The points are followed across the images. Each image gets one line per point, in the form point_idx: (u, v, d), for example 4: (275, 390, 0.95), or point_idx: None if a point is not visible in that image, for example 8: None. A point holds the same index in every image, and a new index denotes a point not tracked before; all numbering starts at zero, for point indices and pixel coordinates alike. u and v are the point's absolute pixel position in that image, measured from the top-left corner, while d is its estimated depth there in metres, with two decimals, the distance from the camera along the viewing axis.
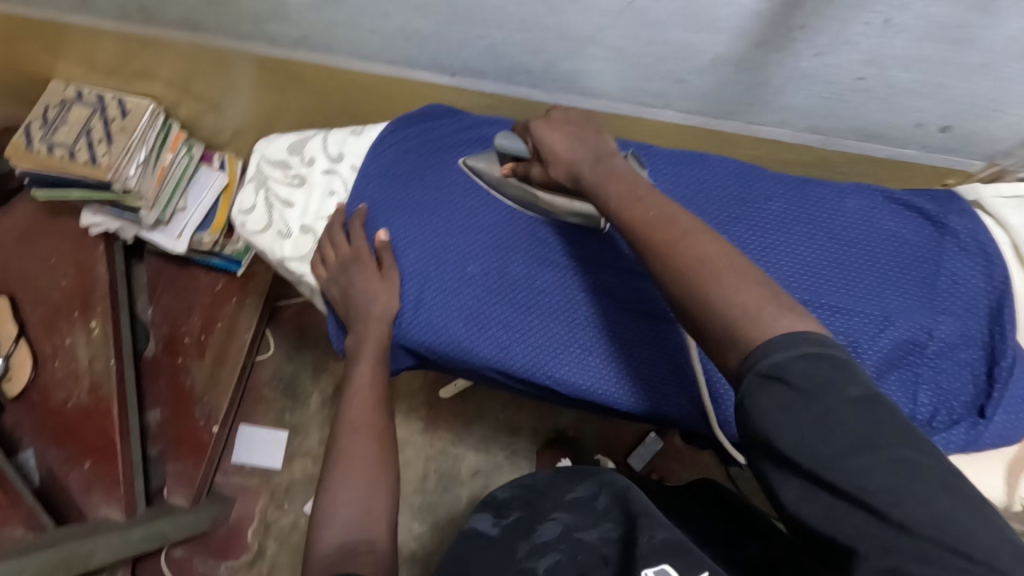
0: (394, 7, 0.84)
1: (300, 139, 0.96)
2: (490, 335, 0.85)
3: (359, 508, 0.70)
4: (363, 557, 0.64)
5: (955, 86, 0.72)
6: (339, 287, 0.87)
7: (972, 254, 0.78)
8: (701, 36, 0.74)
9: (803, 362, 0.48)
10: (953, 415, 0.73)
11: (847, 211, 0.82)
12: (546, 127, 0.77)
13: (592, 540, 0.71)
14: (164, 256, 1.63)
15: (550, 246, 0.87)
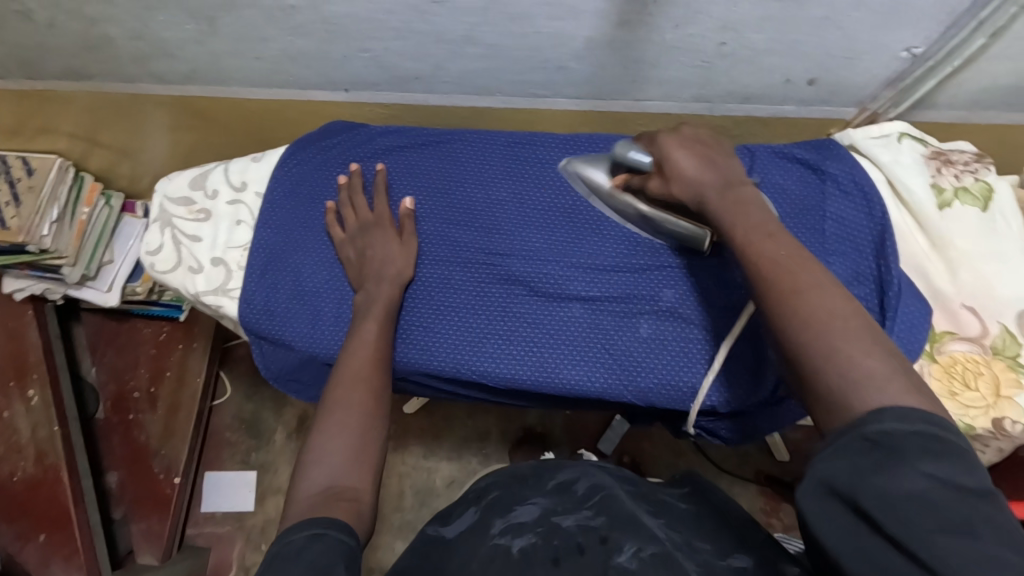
0: (271, 31, 0.84)
1: (201, 173, 0.95)
2: (413, 339, 0.85)
3: (350, 452, 0.68)
4: (344, 504, 0.63)
5: (807, 40, 0.77)
6: (356, 248, 0.85)
7: (853, 194, 0.82)
8: (566, 23, 0.77)
9: (904, 429, 0.43)
10: None
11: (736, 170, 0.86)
12: (675, 141, 0.72)
13: (567, 525, 0.70)
14: (102, 312, 1.58)
15: (463, 243, 0.87)
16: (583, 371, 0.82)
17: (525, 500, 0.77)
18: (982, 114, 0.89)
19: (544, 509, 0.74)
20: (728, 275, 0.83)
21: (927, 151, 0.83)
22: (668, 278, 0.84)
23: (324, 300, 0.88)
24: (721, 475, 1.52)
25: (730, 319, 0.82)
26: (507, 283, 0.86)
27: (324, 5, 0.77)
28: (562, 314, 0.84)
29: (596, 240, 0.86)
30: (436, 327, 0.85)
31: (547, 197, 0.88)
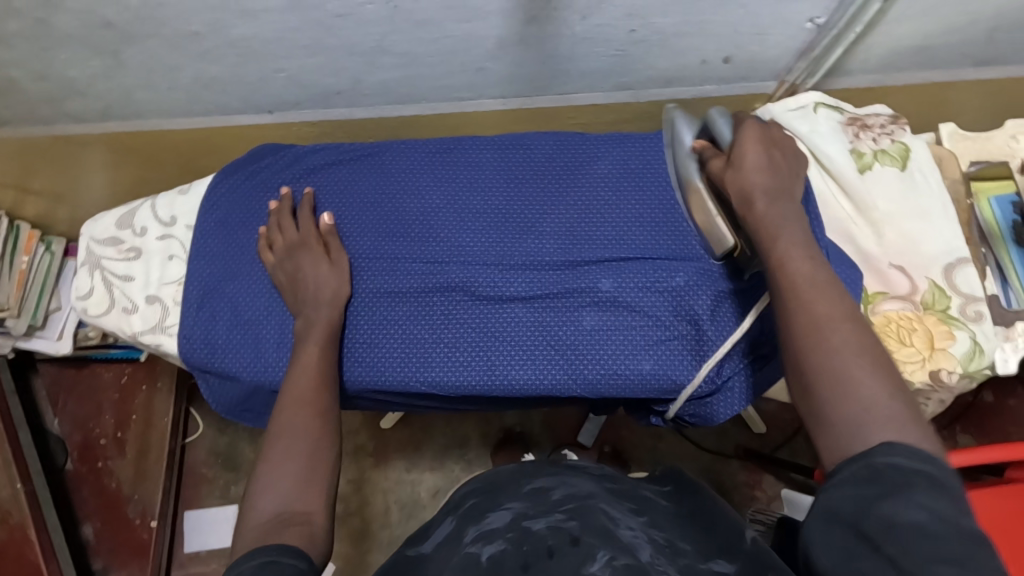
0: (179, 59, 0.82)
1: (127, 211, 0.93)
2: (361, 354, 0.84)
3: (296, 480, 0.66)
4: (295, 528, 0.61)
5: (713, 19, 0.78)
6: (286, 271, 0.83)
7: None
8: (474, 25, 0.77)
9: (909, 466, 0.47)
10: None
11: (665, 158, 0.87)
12: (753, 133, 0.69)
13: (538, 528, 0.65)
14: (57, 362, 1.54)
15: (404, 254, 0.87)
16: (530, 369, 0.81)
17: (500, 506, 0.72)
18: (894, 77, 0.92)
19: (517, 513, 0.69)
20: (663, 259, 0.83)
21: (843, 118, 0.85)
22: (607, 267, 0.84)
23: (264, 326, 0.86)
24: (701, 453, 1.53)
25: (670, 301, 0.82)
26: (447, 290, 0.85)
27: (227, 29, 0.76)
28: (505, 314, 0.83)
29: (532, 237, 0.86)
30: (382, 341, 0.84)
31: (480, 200, 0.88)
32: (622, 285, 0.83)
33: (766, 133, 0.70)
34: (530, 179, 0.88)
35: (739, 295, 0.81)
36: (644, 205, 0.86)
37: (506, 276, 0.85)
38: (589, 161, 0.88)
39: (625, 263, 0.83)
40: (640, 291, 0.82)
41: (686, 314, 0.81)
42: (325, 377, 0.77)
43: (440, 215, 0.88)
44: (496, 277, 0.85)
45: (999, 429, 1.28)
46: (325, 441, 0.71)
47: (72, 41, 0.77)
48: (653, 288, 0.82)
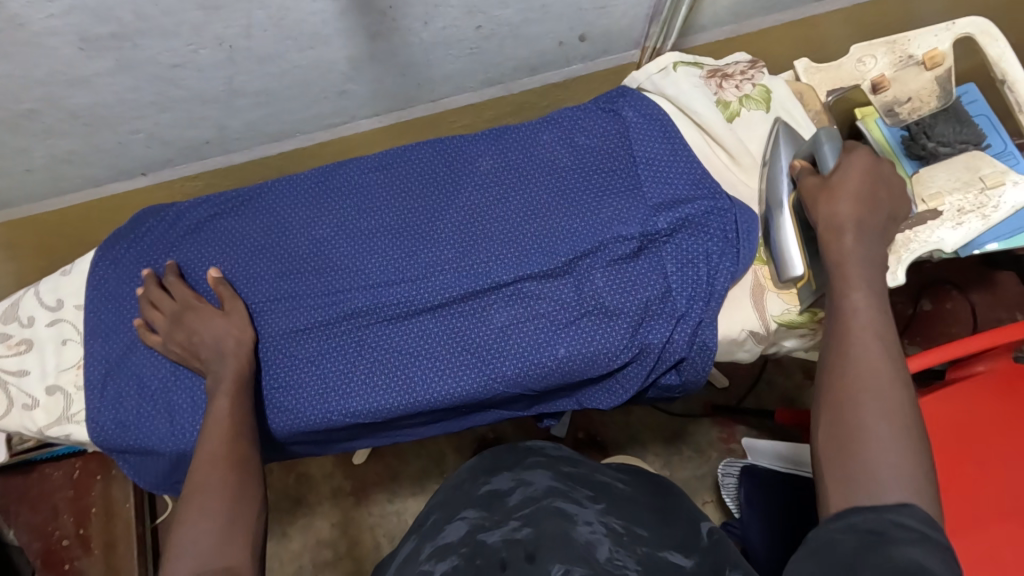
0: (28, 141, 0.79)
1: (12, 303, 0.89)
2: (276, 402, 0.82)
3: (218, 540, 0.65)
4: None
5: (552, 2, 0.78)
6: (180, 335, 0.80)
7: (658, 135, 0.85)
8: (318, 50, 0.76)
9: (919, 529, 0.51)
10: (697, 280, 0.80)
11: (545, 144, 0.88)
12: (844, 182, 0.71)
13: (492, 542, 0.67)
14: (2, 473, 1.49)
15: (303, 290, 0.85)
16: (450, 378, 0.81)
17: (455, 519, 0.75)
18: (748, 24, 0.95)
19: (472, 525, 0.72)
20: (560, 241, 0.83)
21: (703, 73, 0.87)
22: (508, 259, 0.83)
23: (175, 394, 0.83)
24: (671, 419, 1.54)
25: (574, 282, 0.82)
26: (353, 317, 0.84)
27: (63, 101, 0.73)
28: (415, 329, 0.83)
29: (428, 247, 0.85)
30: (294, 382, 0.83)
31: (370, 222, 0.87)
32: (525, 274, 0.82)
33: (877, 169, 0.73)
34: (417, 190, 0.87)
35: (639, 261, 0.82)
36: (534, 192, 0.86)
37: (410, 292, 0.83)
38: (473, 161, 0.88)
39: (524, 253, 0.83)
40: (543, 280, 0.82)
41: (592, 292, 0.81)
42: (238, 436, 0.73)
43: (334, 246, 0.86)
44: (400, 295, 0.83)
45: (940, 333, 1.32)
46: (243, 498, 0.69)
47: None
48: (554, 272, 0.82)
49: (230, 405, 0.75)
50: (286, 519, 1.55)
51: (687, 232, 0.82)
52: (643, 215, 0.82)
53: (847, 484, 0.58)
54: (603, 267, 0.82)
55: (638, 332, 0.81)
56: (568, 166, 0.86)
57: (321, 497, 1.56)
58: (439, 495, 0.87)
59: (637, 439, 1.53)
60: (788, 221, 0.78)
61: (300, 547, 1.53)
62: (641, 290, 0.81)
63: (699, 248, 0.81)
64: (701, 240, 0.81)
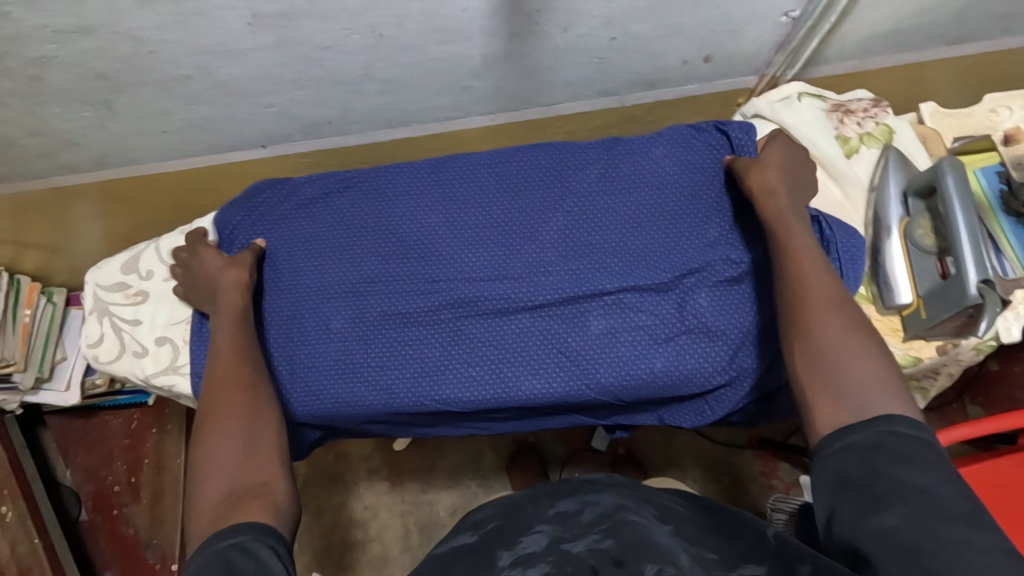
0: (171, 103, 0.83)
1: (131, 255, 0.94)
2: (370, 382, 0.85)
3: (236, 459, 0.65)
4: (256, 502, 0.61)
5: (688, 21, 0.79)
6: (188, 282, 0.87)
7: None
8: (458, 45, 0.78)
9: (916, 440, 0.54)
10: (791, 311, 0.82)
11: (656, 158, 0.88)
12: (762, 168, 0.78)
13: (577, 551, 0.66)
14: (66, 414, 1.59)
15: (406, 276, 0.88)
16: (543, 379, 0.82)
17: (529, 529, 0.74)
18: (871, 61, 0.94)
19: (552, 537, 0.71)
20: (665, 257, 0.84)
21: (827, 106, 0.87)
22: (611, 269, 0.84)
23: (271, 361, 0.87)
24: (714, 447, 1.52)
25: (676, 299, 0.83)
26: (453, 308, 0.86)
27: (215, 69, 0.77)
28: (513, 326, 0.84)
29: (532, 247, 0.87)
30: (389, 364, 0.85)
31: (477, 218, 0.89)
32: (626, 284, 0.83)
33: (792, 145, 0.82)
34: (528, 191, 0.89)
35: (740, 286, 0.82)
36: (641, 205, 0.87)
37: (510, 290, 0.85)
38: (584, 169, 0.89)
39: (627, 263, 0.84)
40: (644, 293, 0.83)
41: (692, 310, 0.82)
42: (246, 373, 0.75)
43: (439, 237, 0.89)
44: (500, 292, 0.85)
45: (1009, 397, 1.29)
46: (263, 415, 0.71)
47: (65, 93, 0.78)
48: (656, 287, 0.83)
49: (229, 334, 0.79)
50: (323, 494, 1.58)
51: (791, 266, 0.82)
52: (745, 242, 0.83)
53: (849, 443, 0.57)
54: (705, 288, 0.82)
55: (735, 357, 0.81)
56: (676, 182, 0.87)
57: (358, 477, 1.59)
58: (499, 501, 0.86)
59: (677, 462, 1.52)
60: (896, 249, 0.79)
61: (332, 524, 1.56)
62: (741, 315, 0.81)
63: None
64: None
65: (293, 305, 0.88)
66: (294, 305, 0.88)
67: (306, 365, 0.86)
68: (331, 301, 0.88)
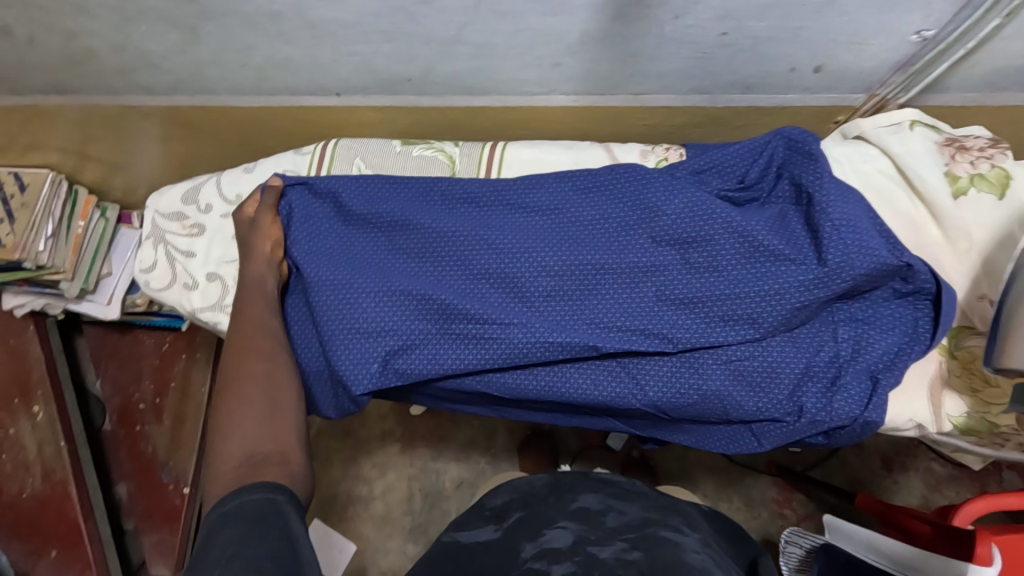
0: (255, 38, 0.81)
1: (193, 185, 0.95)
2: (408, 362, 0.82)
3: (256, 462, 0.69)
4: (273, 468, 0.68)
5: (811, 26, 0.73)
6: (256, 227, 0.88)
7: (848, 194, 0.79)
8: (559, 18, 0.74)
9: None
10: (879, 356, 0.77)
11: (681, 211, 0.82)
12: None
13: (605, 557, 0.70)
14: (103, 325, 1.63)
15: (437, 267, 0.85)
16: (589, 380, 0.82)
17: (553, 524, 0.78)
18: (992, 97, 0.86)
19: (578, 536, 0.75)
20: (708, 261, 0.81)
21: (940, 139, 0.81)
22: (685, 286, 0.81)
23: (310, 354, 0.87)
24: (730, 465, 1.49)
25: (747, 323, 0.79)
26: (490, 298, 0.84)
27: (306, 9, 0.75)
28: (572, 322, 0.82)
29: (567, 245, 0.84)
30: (426, 347, 0.82)
31: (548, 204, 0.86)
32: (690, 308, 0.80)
33: None
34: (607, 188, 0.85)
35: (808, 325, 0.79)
36: (681, 219, 0.82)
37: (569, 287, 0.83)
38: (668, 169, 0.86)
39: (699, 286, 0.81)
40: (713, 319, 0.80)
41: (756, 341, 0.79)
42: (275, 405, 0.76)
43: (501, 235, 0.85)
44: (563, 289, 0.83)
45: None
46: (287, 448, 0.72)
47: (152, 13, 0.77)
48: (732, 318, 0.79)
49: (256, 355, 0.80)
50: (335, 445, 1.59)
51: (860, 304, 0.80)
52: (842, 265, 0.76)
53: None
54: (777, 308, 0.77)
55: (779, 391, 0.79)
56: (718, 215, 0.81)
57: (372, 435, 1.60)
58: (532, 486, 0.91)
59: (690, 474, 1.49)
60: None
61: (339, 476, 1.57)
62: (807, 351, 0.79)
63: (873, 341, 0.78)
64: (881, 337, 0.78)
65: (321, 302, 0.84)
66: (323, 289, 0.84)
67: (349, 347, 0.82)
68: (379, 283, 0.84)
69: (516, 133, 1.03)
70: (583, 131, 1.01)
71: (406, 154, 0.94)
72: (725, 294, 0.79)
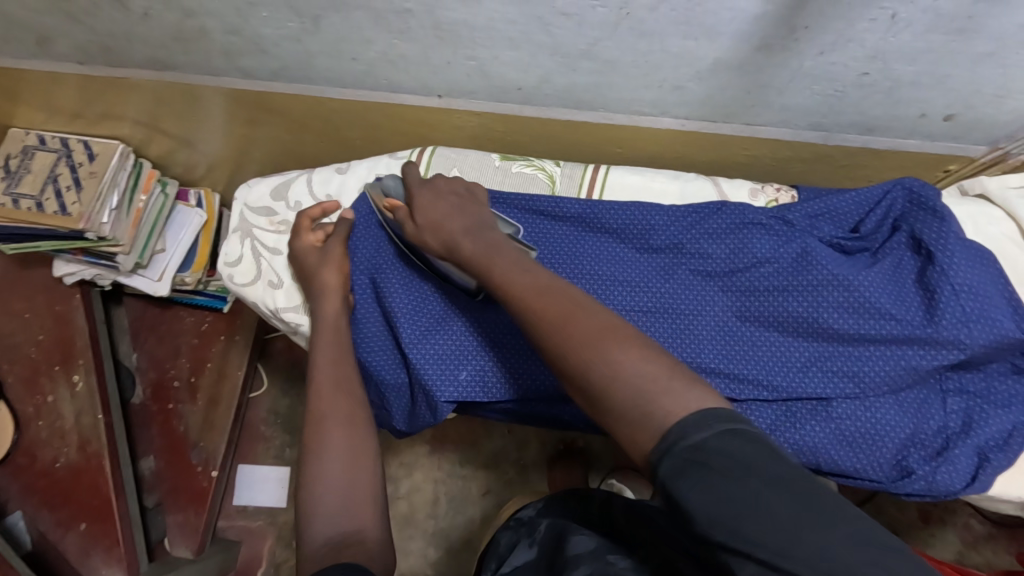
0: (376, 33, 0.79)
1: (283, 181, 0.95)
2: (501, 385, 0.83)
3: (337, 539, 0.61)
4: (352, 551, 0.60)
5: (959, 75, 0.71)
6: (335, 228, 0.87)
7: (975, 258, 0.77)
8: (700, 43, 0.72)
9: (726, 450, 0.48)
10: (993, 427, 0.76)
11: (790, 256, 0.80)
12: None
13: (621, 563, 0.66)
14: (145, 299, 1.61)
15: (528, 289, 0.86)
16: None
17: (574, 531, 0.75)
18: None
19: (599, 542, 0.71)
20: (824, 314, 0.78)
21: None
22: (791, 336, 0.79)
23: (387, 367, 0.85)
24: None
25: (862, 380, 0.77)
26: None
27: (440, 10, 0.73)
28: None
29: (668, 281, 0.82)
30: (516, 370, 0.83)
31: (651, 234, 0.84)
32: (797, 361, 0.78)
33: None
34: (714, 224, 0.83)
35: (921, 388, 0.78)
36: (791, 265, 0.80)
37: (665, 324, 0.81)
38: (780, 210, 0.83)
39: (807, 338, 0.79)
40: (819, 376, 0.77)
41: (868, 402, 0.77)
42: (357, 467, 0.68)
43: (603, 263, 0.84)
44: (662, 326, 0.81)
45: None
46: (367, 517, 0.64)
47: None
48: (843, 376, 0.77)
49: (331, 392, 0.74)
50: None
51: (976, 375, 0.78)
52: (960, 330, 0.75)
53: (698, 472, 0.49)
54: (890, 370, 0.76)
55: None
56: (833, 264, 0.79)
57: (403, 434, 1.57)
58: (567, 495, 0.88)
59: None
60: None
61: None
62: (918, 417, 0.77)
63: (986, 416, 0.77)
64: (995, 410, 0.77)
65: (411, 313, 0.84)
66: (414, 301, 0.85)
67: (440, 364, 0.82)
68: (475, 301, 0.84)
69: (608, 151, 1.00)
70: (680, 155, 0.98)
71: (505, 169, 0.92)
72: (836, 351, 0.78)
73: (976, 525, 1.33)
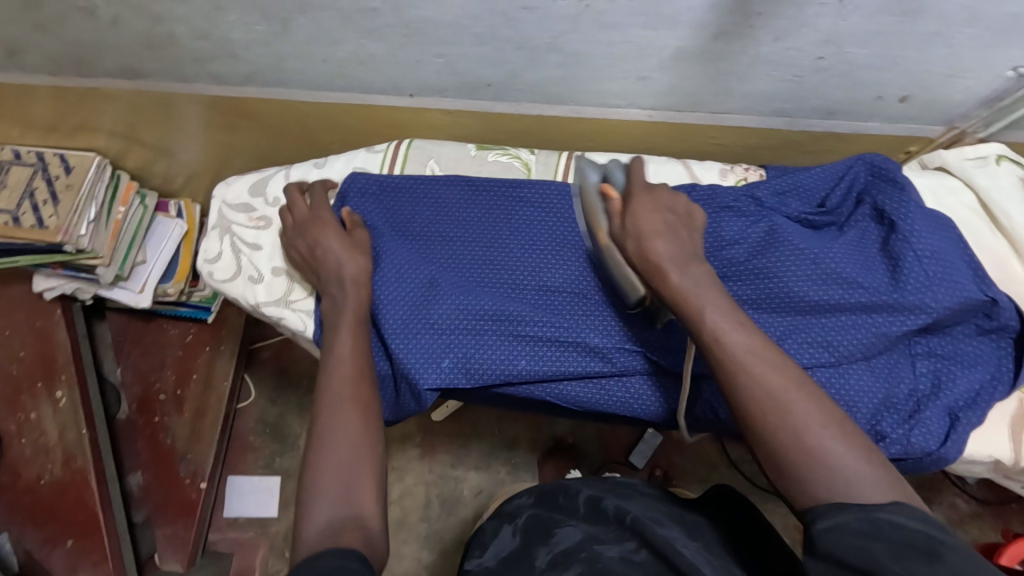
0: (345, 34, 0.81)
1: (260, 179, 0.96)
2: (482, 368, 0.83)
3: (338, 521, 0.62)
4: (353, 535, 0.61)
5: (909, 56, 0.74)
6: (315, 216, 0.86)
7: (936, 226, 0.80)
8: (660, 33, 0.74)
9: (911, 525, 0.51)
10: (962, 389, 0.78)
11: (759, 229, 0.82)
12: None
13: (610, 556, 0.67)
14: (127, 311, 1.59)
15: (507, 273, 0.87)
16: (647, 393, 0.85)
17: (561, 524, 0.76)
18: None
19: (586, 534, 0.72)
20: (796, 285, 0.79)
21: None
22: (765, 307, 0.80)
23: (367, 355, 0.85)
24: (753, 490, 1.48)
25: (836, 348, 0.78)
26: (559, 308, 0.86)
27: (406, 8, 0.74)
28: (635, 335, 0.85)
29: None
30: (496, 352, 0.84)
31: None
32: (772, 331, 0.79)
33: None
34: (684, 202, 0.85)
35: (892, 354, 0.79)
36: (761, 238, 0.82)
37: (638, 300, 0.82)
38: (749, 188, 0.85)
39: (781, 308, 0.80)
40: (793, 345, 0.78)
41: (843, 369, 0.78)
42: (363, 452, 0.67)
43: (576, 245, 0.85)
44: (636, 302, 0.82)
45: None
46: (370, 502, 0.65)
47: (247, 3, 0.76)
48: (818, 344, 0.78)
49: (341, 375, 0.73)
50: None
51: (944, 339, 0.80)
52: (925, 294, 0.77)
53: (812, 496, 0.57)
54: (862, 337, 0.78)
55: None
56: (802, 236, 0.81)
57: (393, 438, 1.57)
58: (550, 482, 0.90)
59: None
60: None
61: None
62: (891, 381, 0.78)
63: (954, 378, 0.79)
64: (963, 371, 0.79)
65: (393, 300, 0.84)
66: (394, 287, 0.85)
67: (420, 349, 0.83)
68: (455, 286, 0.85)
69: (579, 144, 1.02)
70: (650, 146, 1.00)
71: (480, 158, 0.96)
72: (809, 321, 0.79)
73: (961, 503, 1.35)
